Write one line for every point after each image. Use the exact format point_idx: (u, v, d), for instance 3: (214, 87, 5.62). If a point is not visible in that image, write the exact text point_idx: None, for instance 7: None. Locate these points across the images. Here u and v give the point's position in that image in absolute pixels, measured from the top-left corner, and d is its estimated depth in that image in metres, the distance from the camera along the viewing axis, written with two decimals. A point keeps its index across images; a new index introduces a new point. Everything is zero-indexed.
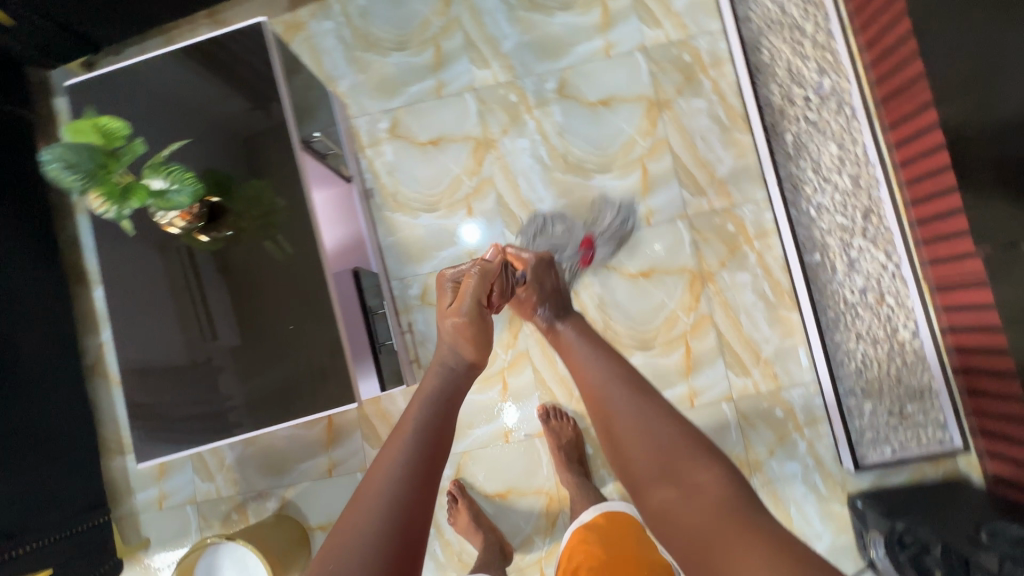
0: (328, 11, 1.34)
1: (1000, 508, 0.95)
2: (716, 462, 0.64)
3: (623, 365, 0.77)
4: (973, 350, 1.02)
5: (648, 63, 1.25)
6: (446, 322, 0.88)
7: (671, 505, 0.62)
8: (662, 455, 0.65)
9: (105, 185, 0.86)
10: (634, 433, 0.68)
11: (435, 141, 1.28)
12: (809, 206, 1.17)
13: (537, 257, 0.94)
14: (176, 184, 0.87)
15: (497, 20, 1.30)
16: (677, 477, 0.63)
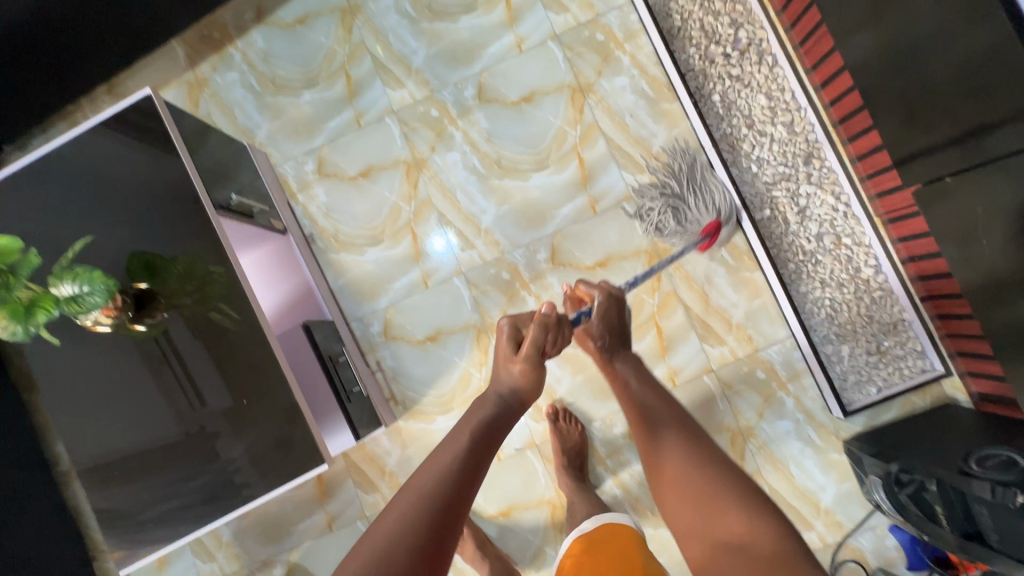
0: (229, 62, 1.29)
1: (987, 427, 0.94)
2: (765, 512, 0.64)
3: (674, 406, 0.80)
4: (935, 277, 1.00)
5: (562, 50, 1.22)
6: (506, 370, 0.82)
7: (721, 555, 0.63)
8: (712, 502, 0.67)
9: (8, 305, 0.88)
10: (683, 475, 0.70)
11: (365, 172, 1.25)
12: (750, 162, 1.16)
13: (605, 291, 0.92)
14: (81, 288, 0.88)
15: (402, 36, 1.26)
16: (722, 525, 0.65)
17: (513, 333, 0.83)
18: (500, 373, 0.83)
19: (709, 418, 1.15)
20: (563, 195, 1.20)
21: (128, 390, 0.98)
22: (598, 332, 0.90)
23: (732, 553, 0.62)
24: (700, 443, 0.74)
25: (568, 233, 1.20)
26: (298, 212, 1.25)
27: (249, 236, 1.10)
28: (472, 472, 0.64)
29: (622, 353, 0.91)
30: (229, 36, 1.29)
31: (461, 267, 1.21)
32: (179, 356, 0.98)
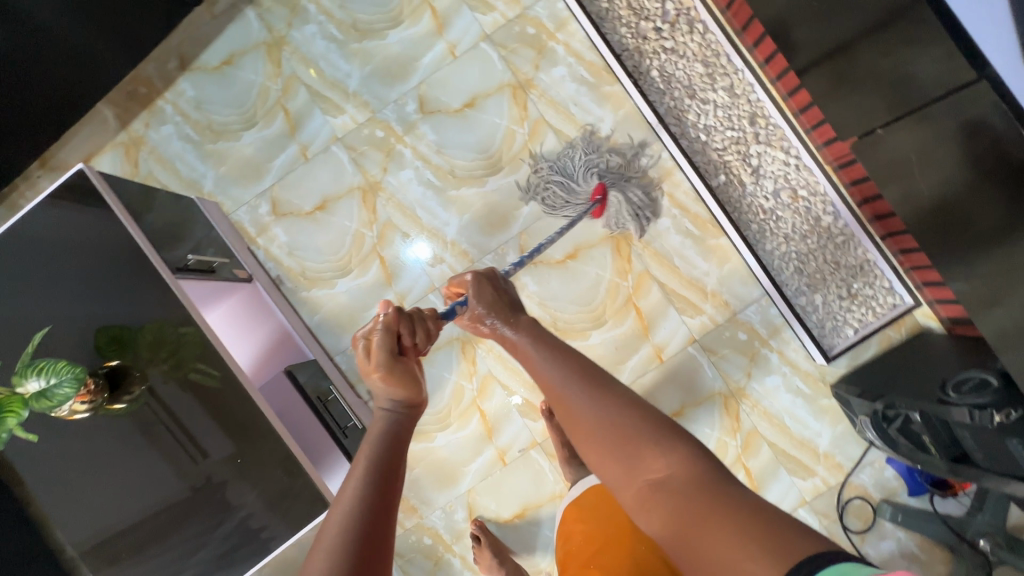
0: (162, 115, 1.26)
1: (959, 351, 0.98)
2: (681, 443, 0.60)
3: (582, 363, 0.68)
4: (890, 214, 1.03)
5: (496, 50, 1.21)
6: (368, 386, 0.66)
7: (652, 507, 0.58)
8: (631, 451, 0.60)
9: None
10: (596, 429, 0.62)
11: (321, 205, 1.23)
12: (698, 132, 1.16)
13: (474, 274, 0.81)
14: (45, 379, 0.88)
15: (334, 61, 1.23)
16: (646, 470, 0.59)
17: (377, 336, 0.68)
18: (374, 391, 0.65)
19: (700, 387, 1.17)
20: (522, 194, 1.20)
21: (116, 469, 0.96)
22: (483, 314, 0.78)
23: (658, 495, 0.57)
24: (604, 381, 0.66)
25: (533, 231, 1.20)
26: (262, 256, 1.23)
27: (214, 292, 1.08)
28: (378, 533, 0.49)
29: (515, 323, 0.76)
30: (157, 88, 1.25)
31: (433, 282, 1.21)
32: (166, 425, 0.96)
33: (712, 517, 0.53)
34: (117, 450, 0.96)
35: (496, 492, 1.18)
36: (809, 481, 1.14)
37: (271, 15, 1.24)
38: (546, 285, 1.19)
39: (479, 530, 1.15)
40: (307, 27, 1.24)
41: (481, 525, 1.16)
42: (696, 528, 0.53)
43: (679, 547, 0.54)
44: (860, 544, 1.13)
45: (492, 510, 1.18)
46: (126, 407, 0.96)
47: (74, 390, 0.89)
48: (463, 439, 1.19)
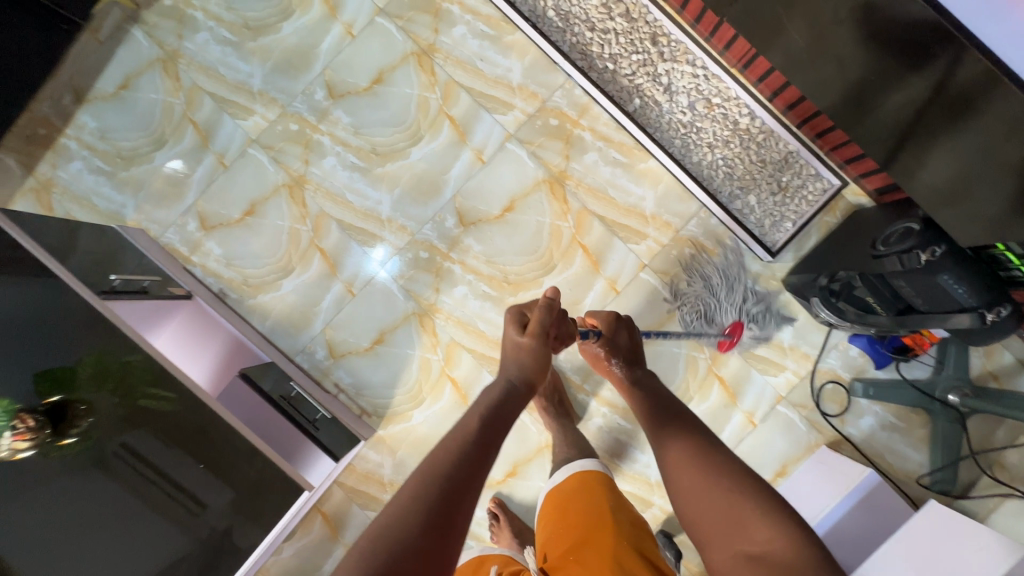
0: (67, 153, 1.22)
1: (889, 215, 1.01)
2: (789, 520, 0.61)
3: (688, 417, 0.78)
4: (800, 101, 1.05)
5: (393, 22, 1.20)
6: (512, 345, 0.79)
7: (745, 573, 0.59)
8: (734, 517, 0.63)
9: None
10: (700, 487, 0.67)
11: (249, 210, 1.20)
12: (605, 62, 1.17)
13: (615, 316, 0.92)
14: None
15: (233, 64, 1.21)
16: (745, 539, 0.61)
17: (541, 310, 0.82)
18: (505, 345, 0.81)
19: (660, 309, 1.18)
20: (447, 158, 1.19)
21: (78, 513, 0.91)
22: (610, 353, 0.90)
23: (750, 565, 0.59)
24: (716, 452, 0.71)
25: (466, 192, 1.19)
26: (200, 274, 1.20)
27: (151, 311, 1.06)
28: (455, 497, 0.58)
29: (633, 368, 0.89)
30: (57, 126, 1.21)
31: (379, 262, 1.19)
32: (125, 452, 0.93)
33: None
34: (76, 490, 0.91)
35: None
36: (782, 376, 1.17)
37: (159, 31, 1.21)
38: (490, 243, 1.19)
39: (497, 508, 1.13)
40: (198, 36, 1.21)
41: (497, 504, 1.14)
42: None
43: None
44: (842, 426, 1.16)
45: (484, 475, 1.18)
46: (76, 440, 0.92)
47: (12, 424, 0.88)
48: (440, 412, 1.18)
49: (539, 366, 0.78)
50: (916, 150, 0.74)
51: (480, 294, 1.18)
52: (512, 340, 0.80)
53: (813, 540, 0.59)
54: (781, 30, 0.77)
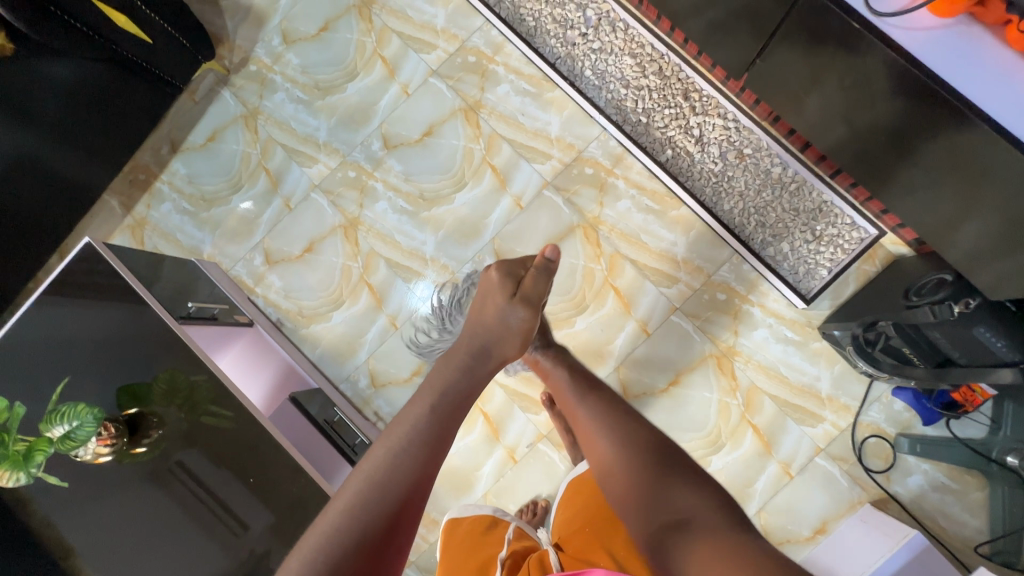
0: (160, 196, 1.40)
1: (928, 265, 0.99)
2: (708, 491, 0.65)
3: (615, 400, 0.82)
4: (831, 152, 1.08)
5: (444, 82, 1.33)
6: (503, 309, 0.79)
7: (672, 545, 0.61)
8: (661, 496, 0.66)
9: (9, 458, 0.96)
10: (638, 460, 0.71)
11: (308, 248, 1.33)
12: (639, 115, 1.24)
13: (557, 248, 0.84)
14: (71, 420, 0.96)
15: (304, 119, 1.37)
16: (669, 510, 0.64)
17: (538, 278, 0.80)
18: (490, 306, 0.80)
19: (692, 353, 1.18)
20: (487, 203, 1.28)
21: (141, 518, 1.00)
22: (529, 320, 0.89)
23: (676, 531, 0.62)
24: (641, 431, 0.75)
25: (504, 234, 1.27)
26: (262, 304, 1.32)
27: (218, 336, 1.17)
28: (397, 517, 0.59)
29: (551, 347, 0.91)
30: (154, 173, 1.40)
31: (421, 298, 1.28)
32: (183, 465, 1.02)
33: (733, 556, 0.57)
34: (142, 495, 1.01)
35: (512, 492, 1.20)
36: (820, 428, 1.13)
37: (244, 92, 1.40)
38: None
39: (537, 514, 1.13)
40: (276, 95, 1.39)
41: (543, 503, 1.16)
42: (712, 568, 0.56)
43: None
44: (887, 484, 1.10)
45: (512, 511, 1.19)
46: (146, 449, 1.02)
47: (97, 429, 0.97)
48: (471, 445, 1.22)
49: (523, 338, 0.80)
50: (943, 205, 0.75)
51: None
52: (502, 312, 0.79)
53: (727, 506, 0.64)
54: (797, 93, 0.82)
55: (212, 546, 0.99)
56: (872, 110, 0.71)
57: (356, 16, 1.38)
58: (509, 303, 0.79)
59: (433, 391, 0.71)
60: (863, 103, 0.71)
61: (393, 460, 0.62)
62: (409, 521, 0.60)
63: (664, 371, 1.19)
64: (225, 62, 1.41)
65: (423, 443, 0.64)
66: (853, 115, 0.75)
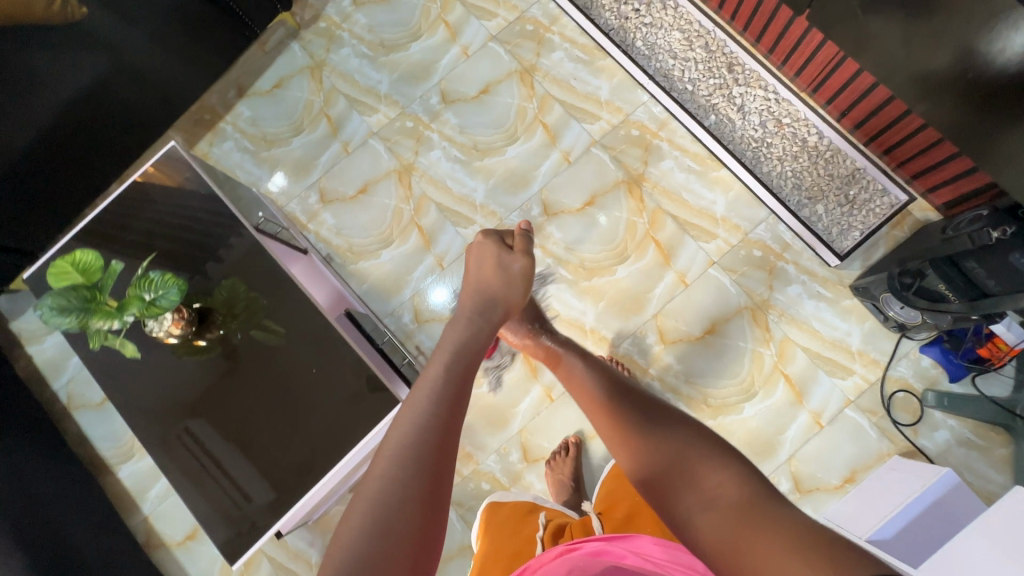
0: (223, 134, 1.47)
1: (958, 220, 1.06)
2: (735, 461, 0.61)
3: (627, 389, 0.79)
4: (866, 118, 1.17)
5: (502, 46, 1.43)
6: (507, 263, 0.89)
7: (698, 511, 0.57)
8: (683, 467, 0.62)
9: (101, 313, 0.94)
10: (653, 438, 0.67)
11: (363, 189, 1.39)
12: (685, 84, 1.33)
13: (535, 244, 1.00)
14: (161, 289, 0.94)
15: (367, 73, 1.46)
16: (696, 482, 0.60)
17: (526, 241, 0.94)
18: (491, 265, 0.89)
19: (727, 304, 1.24)
20: (537, 157, 1.36)
21: (182, 431, 1.04)
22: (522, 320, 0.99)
23: (699, 496, 0.58)
24: (660, 412, 0.72)
25: (552, 186, 1.34)
26: (313, 240, 1.38)
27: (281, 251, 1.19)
28: (429, 484, 0.55)
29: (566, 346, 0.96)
30: (219, 114, 1.48)
31: (468, 241, 1.34)
32: (241, 364, 1.05)
33: (763, 525, 0.53)
34: (201, 389, 1.05)
35: (548, 430, 1.23)
36: (850, 380, 1.18)
37: (312, 45, 1.49)
38: (569, 232, 1.31)
39: (574, 446, 1.18)
40: (343, 50, 1.48)
41: (574, 440, 1.19)
42: (746, 535, 0.53)
43: (721, 549, 0.54)
44: (914, 437, 1.14)
45: (547, 449, 1.22)
46: (206, 344, 1.07)
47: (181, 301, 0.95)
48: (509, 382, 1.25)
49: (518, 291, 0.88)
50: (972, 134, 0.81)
51: (557, 276, 1.30)
52: (505, 261, 0.89)
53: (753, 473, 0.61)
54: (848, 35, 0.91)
55: (263, 443, 1.01)
56: (920, 44, 0.80)
57: None
58: (508, 257, 0.90)
59: (444, 362, 0.68)
60: (913, 40, 0.80)
61: (417, 429, 0.59)
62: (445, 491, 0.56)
63: (701, 321, 1.24)
64: (297, 18, 1.51)
65: (450, 400, 0.63)
66: (899, 50, 0.84)
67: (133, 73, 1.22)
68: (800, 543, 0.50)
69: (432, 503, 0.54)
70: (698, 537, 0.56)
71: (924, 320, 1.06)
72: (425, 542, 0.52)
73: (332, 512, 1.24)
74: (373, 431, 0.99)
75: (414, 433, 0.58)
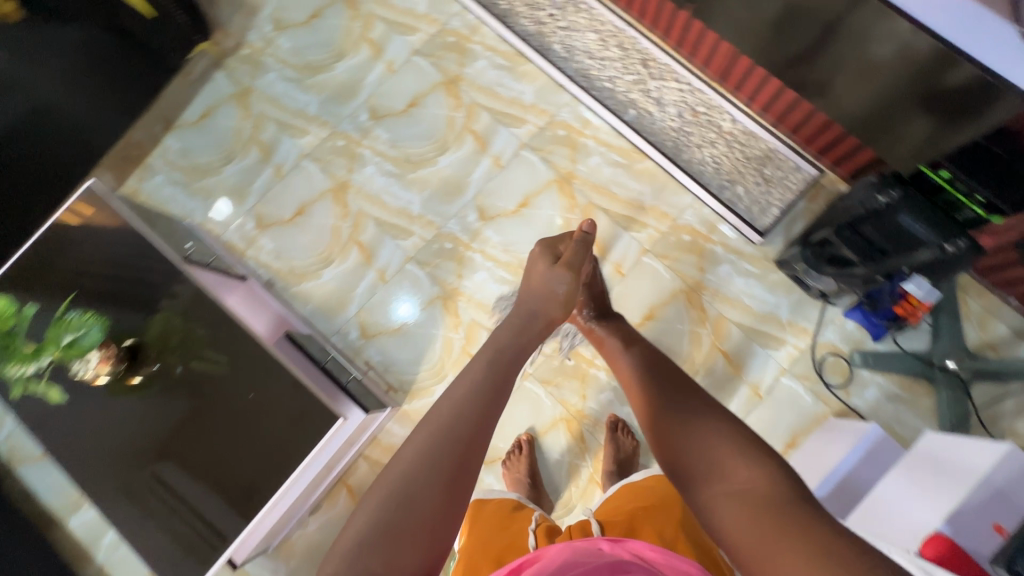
0: (152, 169, 1.45)
1: None
2: (768, 457, 0.54)
3: (667, 368, 0.72)
4: (772, 101, 1.23)
5: (426, 59, 1.46)
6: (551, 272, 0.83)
7: (721, 507, 0.52)
8: (708, 462, 0.56)
9: (18, 356, 1.05)
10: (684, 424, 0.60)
11: (299, 211, 1.40)
12: (604, 82, 1.38)
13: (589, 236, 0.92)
14: (75, 328, 1.04)
15: (295, 95, 1.47)
16: (726, 475, 0.54)
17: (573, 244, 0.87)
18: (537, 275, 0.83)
19: (662, 289, 1.28)
20: (469, 164, 1.39)
21: (150, 476, 1.03)
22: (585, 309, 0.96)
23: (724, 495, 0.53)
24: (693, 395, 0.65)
25: (485, 191, 1.37)
26: (253, 266, 1.38)
27: (215, 280, 1.19)
28: (454, 469, 0.51)
29: (604, 322, 0.94)
30: (147, 148, 1.47)
31: (409, 253, 1.35)
32: (179, 396, 1.05)
33: (784, 526, 0.47)
34: (140, 426, 1.04)
35: (501, 430, 1.25)
36: (783, 350, 1.23)
37: (237, 73, 1.50)
38: (506, 235, 1.34)
39: (526, 442, 1.20)
40: (268, 75, 1.49)
41: (526, 437, 1.22)
42: (762, 534, 0.47)
43: (736, 545, 0.49)
44: (847, 398, 1.20)
45: (503, 449, 1.24)
46: (142, 380, 1.05)
47: (97, 337, 1.05)
48: None
49: (569, 298, 0.81)
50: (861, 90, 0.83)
51: (498, 279, 1.32)
52: (545, 272, 0.83)
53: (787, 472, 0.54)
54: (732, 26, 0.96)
55: (209, 473, 1.01)
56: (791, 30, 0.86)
57: (344, 5, 1.51)
58: (550, 266, 0.84)
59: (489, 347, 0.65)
60: (778, 28, 0.86)
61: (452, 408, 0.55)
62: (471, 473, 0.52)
63: (639, 308, 1.28)
64: (220, 46, 1.51)
65: (481, 383, 0.58)
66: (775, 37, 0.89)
67: (47, 116, 1.21)
68: (823, 557, 0.43)
69: (458, 487, 0.51)
70: (721, 532, 0.52)
71: (835, 285, 1.14)
72: (438, 534, 0.49)
73: (294, 535, 1.24)
74: (317, 446, 1.00)
75: (435, 416, 0.54)
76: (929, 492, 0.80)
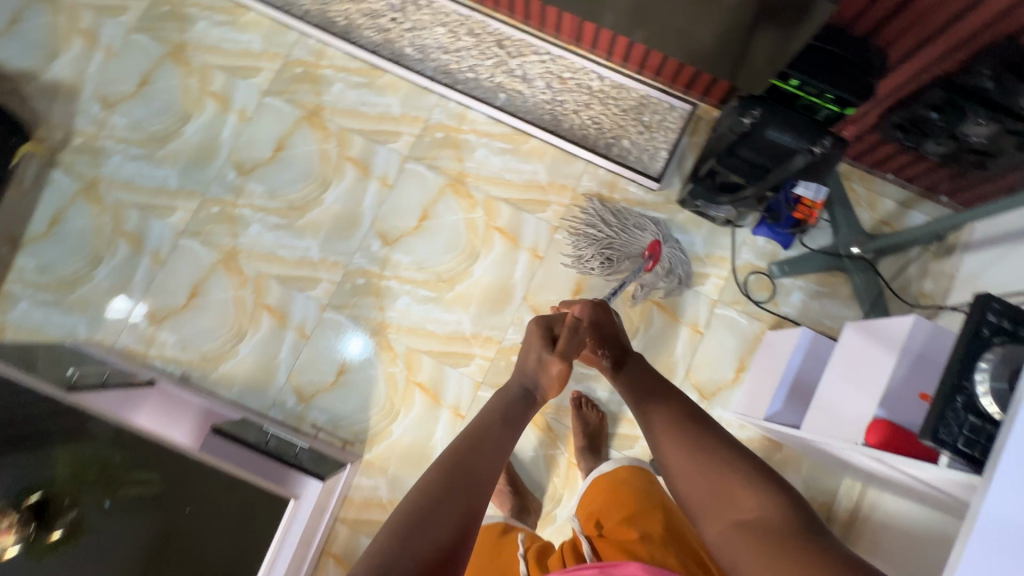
0: (12, 296, 1.30)
1: None
2: (771, 483, 0.57)
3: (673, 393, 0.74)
4: (628, 50, 1.24)
5: (279, 98, 1.38)
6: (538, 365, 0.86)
7: (727, 535, 0.56)
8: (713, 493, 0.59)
9: None
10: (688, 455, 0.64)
11: (193, 292, 1.29)
12: (467, 73, 1.35)
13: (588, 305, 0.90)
14: None
15: (149, 172, 1.35)
16: (735, 506, 0.57)
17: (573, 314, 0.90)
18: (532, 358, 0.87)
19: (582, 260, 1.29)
20: (356, 193, 1.33)
21: None
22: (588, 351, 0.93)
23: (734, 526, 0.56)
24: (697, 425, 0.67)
25: (381, 215, 1.32)
26: (161, 365, 1.27)
27: (116, 400, 1.07)
28: (465, 500, 0.57)
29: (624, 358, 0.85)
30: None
31: (322, 301, 1.29)
32: (112, 534, 0.95)
33: (796, 556, 0.50)
34: None
35: None
36: (709, 283, 1.27)
37: (76, 166, 1.35)
38: (416, 252, 1.30)
39: None
40: (112, 159, 1.35)
41: None
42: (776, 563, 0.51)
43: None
44: (777, 309, 1.26)
45: None
46: (64, 533, 0.94)
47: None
48: (417, 418, 1.24)
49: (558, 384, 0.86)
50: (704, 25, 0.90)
51: (420, 299, 1.28)
52: (545, 361, 0.85)
53: (793, 498, 0.57)
54: None
55: None
56: None
57: (174, 63, 1.39)
58: (529, 354, 0.87)
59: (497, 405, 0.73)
60: None
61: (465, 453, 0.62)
62: (479, 510, 0.57)
63: (566, 285, 1.28)
64: (47, 143, 1.36)
65: (499, 437, 0.66)
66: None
67: None
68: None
69: (466, 516, 0.56)
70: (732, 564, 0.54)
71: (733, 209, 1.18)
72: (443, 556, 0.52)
73: None
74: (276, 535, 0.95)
75: (462, 462, 0.60)
76: (869, 367, 0.82)
